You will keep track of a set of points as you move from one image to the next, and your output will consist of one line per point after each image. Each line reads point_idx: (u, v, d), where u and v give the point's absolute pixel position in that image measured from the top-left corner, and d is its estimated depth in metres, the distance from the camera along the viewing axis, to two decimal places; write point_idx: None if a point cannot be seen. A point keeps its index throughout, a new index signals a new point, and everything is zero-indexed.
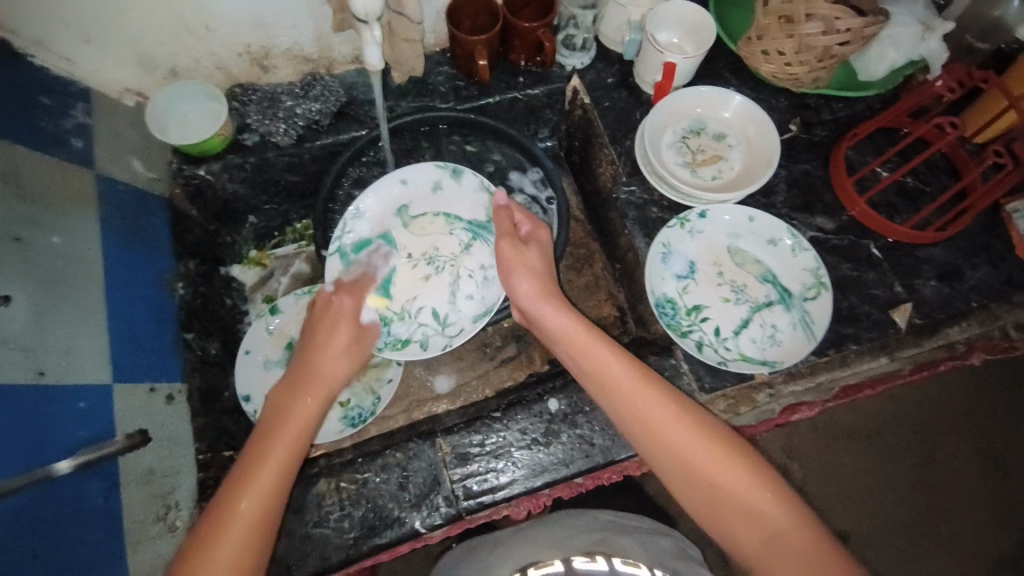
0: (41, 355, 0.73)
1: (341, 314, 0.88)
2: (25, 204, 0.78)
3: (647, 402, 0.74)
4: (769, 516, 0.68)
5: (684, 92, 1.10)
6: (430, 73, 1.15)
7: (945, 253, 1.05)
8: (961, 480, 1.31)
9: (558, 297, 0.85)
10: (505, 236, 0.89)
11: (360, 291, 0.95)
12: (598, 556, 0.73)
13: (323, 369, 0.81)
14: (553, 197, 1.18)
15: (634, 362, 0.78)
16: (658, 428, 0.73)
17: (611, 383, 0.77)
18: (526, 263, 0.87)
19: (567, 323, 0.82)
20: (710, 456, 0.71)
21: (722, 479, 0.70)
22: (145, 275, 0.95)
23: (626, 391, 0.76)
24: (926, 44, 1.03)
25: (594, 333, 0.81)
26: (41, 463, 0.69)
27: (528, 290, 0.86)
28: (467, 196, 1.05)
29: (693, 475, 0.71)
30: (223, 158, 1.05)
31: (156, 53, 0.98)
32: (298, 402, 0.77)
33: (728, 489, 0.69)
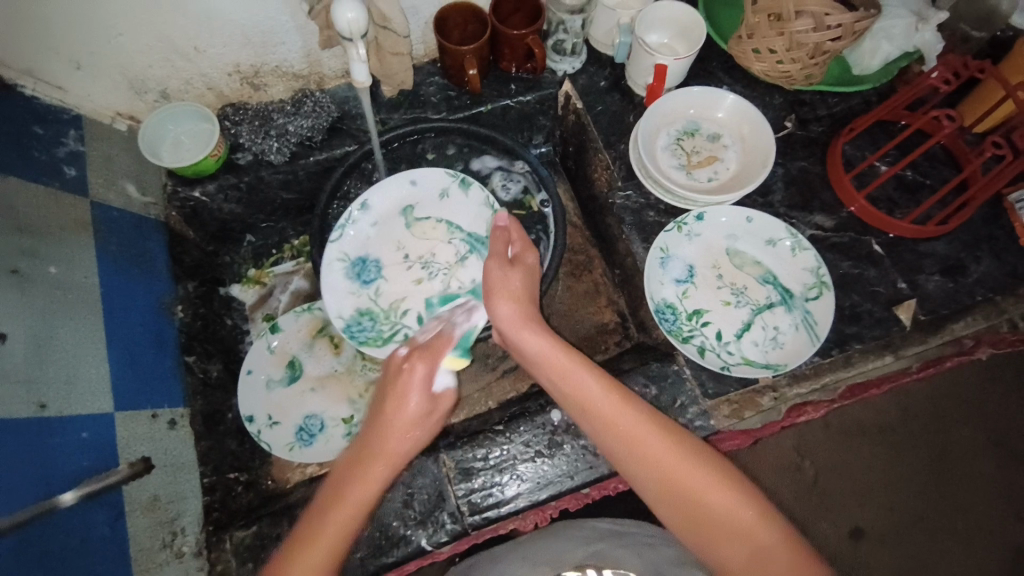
0: (42, 387, 0.73)
1: (415, 374, 0.73)
2: (22, 236, 0.79)
3: (629, 425, 0.71)
4: (756, 535, 0.66)
5: (676, 94, 1.09)
6: (421, 85, 1.15)
7: (947, 247, 1.03)
8: (976, 471, 1.29)
9: (541, 324, 0.80)
10: (493, 258, 0.85)
11: (433, 352, 0.77)
12: (587, 569, 0.77)
13: (406, 437, 0.70)
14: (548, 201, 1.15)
15: (617, 387, 0.74)
16: (644, 451, 0.70)
17: (593, 407, 0.73)
18: (509, 290, 0.83)
19: (546, 347, 0.78)
20: (696, 476, 0.69)
21: (708, 498, 0.68)
22: (145, 300, 0.95)
23: (610, 415, 0.73)
24: (920, 35, 1.01)
25: (576, 355, 0.77)
26: (44, 496, 0.69)
27: (509, 313, 0.81)
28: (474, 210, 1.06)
29: (679, 496, 0.69)
30: (217, 179, 1.05)
31: (146, 78, 0.98)
32: (377, 461, 0.68)
33: (714, 507, 0.68)
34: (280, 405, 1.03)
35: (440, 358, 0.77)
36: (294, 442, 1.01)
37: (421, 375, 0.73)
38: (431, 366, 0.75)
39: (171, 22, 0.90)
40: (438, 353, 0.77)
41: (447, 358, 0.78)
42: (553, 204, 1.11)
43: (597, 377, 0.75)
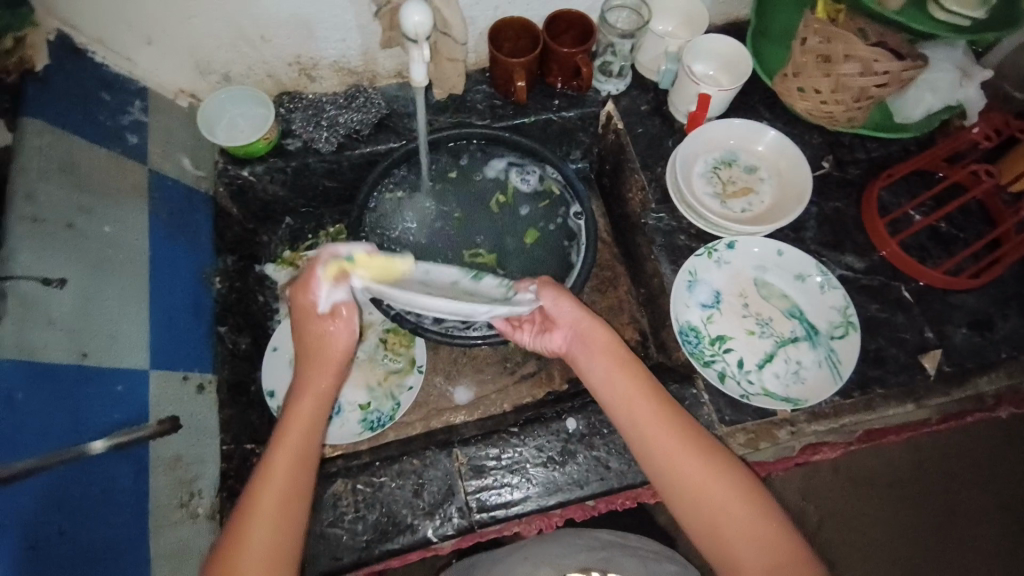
0: (85, 337, 0.76)
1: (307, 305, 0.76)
2: (81, 194, 0.83)
3: (657, 422, 0.74)
4: (772, 542, 0.68)
5: (718, 124, 1.11)
6: (469, 91, 1.19)
7: (976, 300, 1.03)
8: (983, 534, 1.26)
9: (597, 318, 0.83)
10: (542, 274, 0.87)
11: (308, 282, 0.74)
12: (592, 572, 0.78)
13: (307, 397, 0.74)
14: (582, 214, 1.15)
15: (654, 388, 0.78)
16: (666, 447, 0.73)
17: (626, 399, 0.77)
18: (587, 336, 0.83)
19: (594, 339, 0.82)
20: (712, 476, 0.71)
21: (721, 497, 0.70)
22: (187, 268, 0.98)
23: (641, 408, 0.76)
24: (964, 90, 1.03)
25: (620, 350, 0.80)
26: (76, 442, 0.71)
27: (572, 314, 0.83)
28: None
29: (697, 493, 0.71)
30: (266, 161, 1.09)
31: (211, 59, 1.03)
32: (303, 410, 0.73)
33: (727, 509, 0.70)
34: None
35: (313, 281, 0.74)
36: None
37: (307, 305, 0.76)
38: (315, 290, 0.74)
39: (243, 9, 0.95)
40: (312, 277, 0.74)
41: (322, 275, 0.74)
42: (586, 213, 1.13)
43: (630, 375, 0.78)
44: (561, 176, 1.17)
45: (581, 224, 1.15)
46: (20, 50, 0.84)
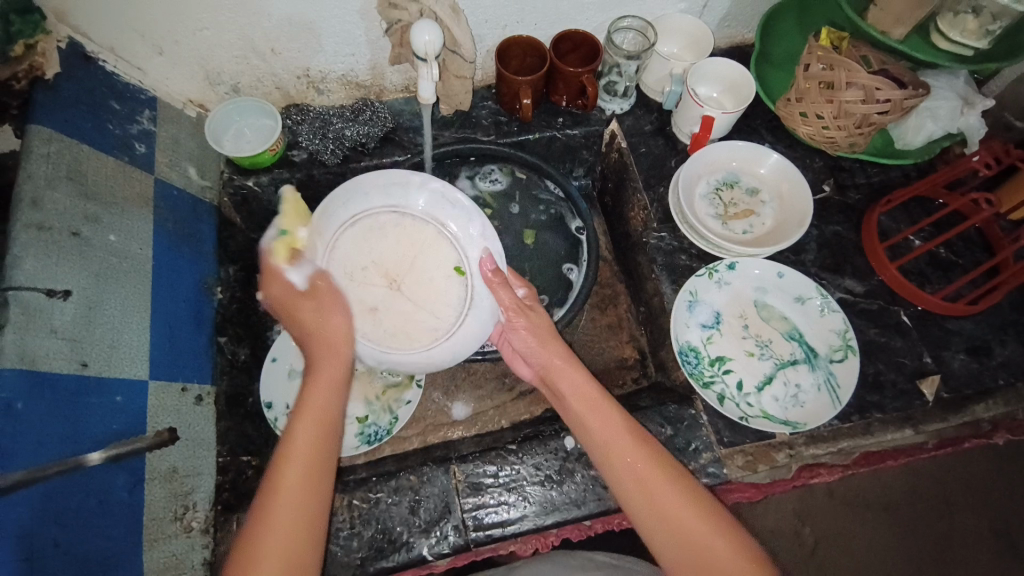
0: (86, 347, 0.76)
1: (281, 288, 0.78)
2: (87, 202, 0.83)
3: (655, 477, 0.72)
4: None
5: (721, 146, 1.12)
6: (475, 107, 1.19)
7: (974, 327, 1.04)
8: (977, 561, 1.26)
9: (581, 364, 0.82)
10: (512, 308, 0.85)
11: (272, 270, 0.79)
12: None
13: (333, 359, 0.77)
14: (583, 228, 1.20)
15: (638, 432, 0.76)
16: (656, 496, 0.72)
17: (617, 455, 0.74)
18: (538, 328, 0.84)
19: (581, 389, 0.80)
20: (706, 530, 0.70)
21: (715, 555, 0.68)
22: (189, 278, 0.98)
23: (637, 463, 0.73)
24: (966, 118, 1.03)
25: (607, 402, 0.78)
26: (74, 453, 0.71)
27: (559, 362, 0.82)
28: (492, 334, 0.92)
29: (690, 551, 0.69)
30: (272, 172, 1.10)
31: (221, 71, 1.04)
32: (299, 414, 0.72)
33: (722, 566, 0.68)
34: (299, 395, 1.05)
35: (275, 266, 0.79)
36: None
37: (285, 287, 0.78)
38: (281, 272, 0.78)
39: (255, 22, 0.96)
40: (275, 266, 0.79)
41: (279, 259, 0.79)
42: (587, 228, 1.18)
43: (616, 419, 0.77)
44: (561, 191, 1.21)
45: (582, 236, 1.20)
46: (30, 57, 0.85)
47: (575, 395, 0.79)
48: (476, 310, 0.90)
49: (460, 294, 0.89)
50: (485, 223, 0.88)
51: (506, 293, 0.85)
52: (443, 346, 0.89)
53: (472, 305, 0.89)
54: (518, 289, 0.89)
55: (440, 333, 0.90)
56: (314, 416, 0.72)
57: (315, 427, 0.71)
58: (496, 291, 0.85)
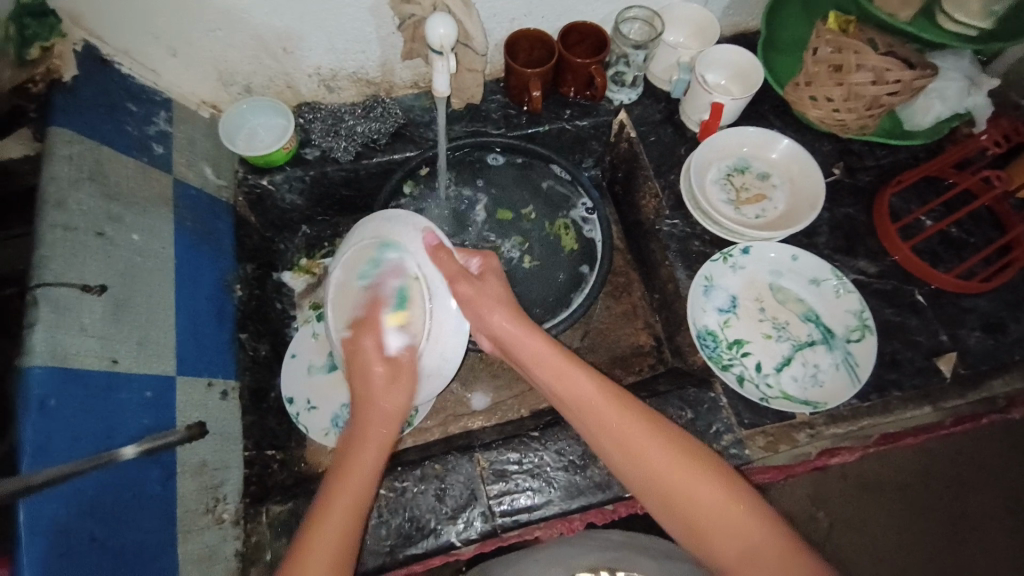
0: (115, 344, 0.77)
1: (369, 350, 0.78)
2: (110, 203, 0.84)
3: (624, 430, 0.73)
4: (747, 530, 0.66)
5: (732, 132, 1.13)
6: (484, 100, 1.20)
7: (988, 304, 1.04)
8: (995, 539, 1.26)
9: (540, 331, 0.81)
10: (459, 278, 0.80)
11: (372, 321, 0.79)
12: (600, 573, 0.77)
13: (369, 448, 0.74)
14: (593, 208, 1.20)
15: (607, 385, 0.76)
16: (629, 450, 0.72)
17: (585, 410, 0.75)
18: (488, 297, 0.80)
19: (570, 379, 0.77)
20: (690, 480, 0.69)
21: (722, 516, 0.67)
22: (210, 276, 0.99)
23: (614, 428, 0.73)
24: (972, 99, 1.06)
25: (573, 361, 0.78)
26: (108, 446, 0.72)
27: (509, 324, 0.80)
28: (467, 321, 0.83)
29: (671, 498, 0.69)
30: (285, 170, 1.11)
31: (235, 71, 1.05)
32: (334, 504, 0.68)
33: (706, 512, 0.68)
34: (319, 391, 1.06)
35: (383, 323, 0.79)
36: (329, 427, 1.04)
37: (372, 348, 0.78)
38: (377, 331, 0.79)
39: (268, 22, 0.97)
40: (376, 317, 0.79)
41: (387, 318, 0.79)
42: (597, 207, 1.18)
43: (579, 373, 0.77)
44: (570, 177, 1.21)
45: (594, 217, 1.20)
46: (46, 61, 0.85)
47: (541, 362, 0.79)
48: (440, 293, 0.81)
49: (418, 290, 0.80)
50: (412, 214, 0.85)
51: (452, 263, 0.81)
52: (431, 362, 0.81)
53: (436, 301, 0.80)
54: (471, 262, 0.84)
55: (421, 336, 0.80)
56: (351, 500, 0.69)
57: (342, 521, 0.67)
58: (438, 262, 0.81)
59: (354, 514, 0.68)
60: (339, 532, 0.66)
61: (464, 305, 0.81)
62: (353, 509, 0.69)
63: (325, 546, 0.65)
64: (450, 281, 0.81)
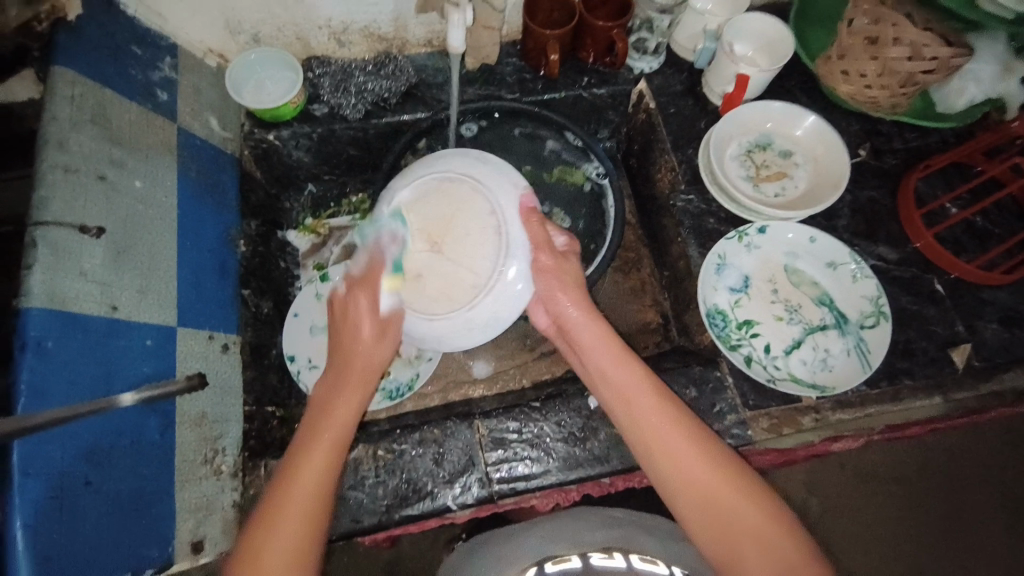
0: (115, 290, 0.76)
1: (362, 312, 0.74)
2: (112, 147, 0.82)
3: (676, 440, 0.71)
4: (786, 551, 0.66)
5: (755, 105, 1.09)
6: (500, 63, 1.16)
7: (1008, 297, 1.01)
8: (989, 534, 1.26)
9: (602, 319, 0.79)
10: (542, 248, 0.75)
11: (370, 281, 0.73)
12: (614, 553, 0.75)
13: (340, 400, 0.73)
14: (605, 173, 1.16)
15: (660, 389, 0.74)
16: (682, 460, 0.70)
17: (639, 412, 0.73)
18: (564, 272, 0.78)
19: (616, 367, 0.76)
20: (733, 496, 0.69)
21: (748, 524, 0.67)
22: (213, 229, 0.97)
23: (667, 435, 0.71)
24: (1006, 85, 0.99)
25: (633, 359, 0.76)
26: (108, 391, 0.72)
27: (575, 313, 0.78)
28: (525, 296, 0.75)
29: (716, 516, 0.68)
30: (292, 126, 1.08)
31: (243, 19, 1.02)
32: (317, 443, 0.70)
33: (749, 531, 0.67)
34: (321, 351, 1.06)
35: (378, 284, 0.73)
36: None
37: (366, 310, 0.74)
38: (370, 294, 0.73)
39: None
40: (375, 279, 0.73)
41: (384, 281, 0.73)
42: (608, 172, 1.14)
43: (636, 374, 0.75)
44: (581, 145, 1.17)
45: (604, 182, 1.16)
46: None
47: (601, 358, 0.77)
48: (517, 259, 0.73)
49: (485, 268, 0.73)
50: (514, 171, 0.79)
51: (541, 232, 0.76)
52: (483, 316, 0.73)
53: (509, 257, 0.73)
54: (557, 237, 0.81)
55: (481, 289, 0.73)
56: (315, 475, 0.68)
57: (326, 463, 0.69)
58: (527, 228, 0.75)
59: (322, 489, 0.68)
60: (319, 478, 0.68)
61: (534, 271, 0.76)
62: (316, 491, 0.67)
63: (286, 522, 0.65)
64: (532, 249, 0.75)
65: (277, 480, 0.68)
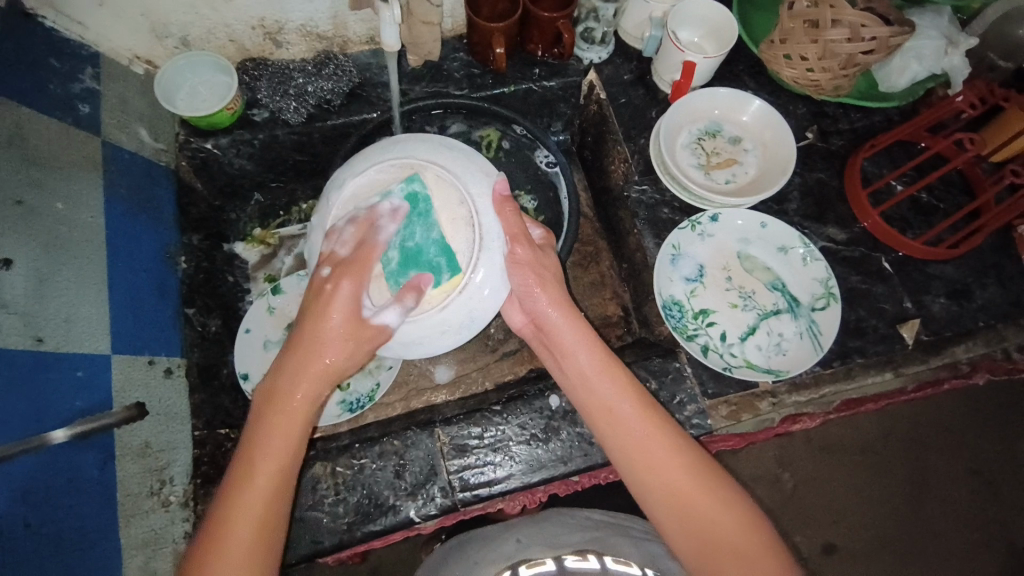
0: (40, 321, 0.72)
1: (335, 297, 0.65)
2: (29, 167, 0.77)
3: (652, 445, 0.71)
4: (758, 556, 0.66)
5: (703, 93, 1.08)
6: (446, 58, 1.13)
7: (955, 271, 1.04)
8: (949, 495, 1.31)
9: (582, 318, 0.77)
10: (517, 241, 0.73)
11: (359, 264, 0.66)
12: (588, 555, 0.75)
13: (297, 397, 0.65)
14: (556, 162, 1.14)
15: (639, 393, 0.74)
16: (658, 465, 0.70)
17: (615, 416, 0.73)
18: (541, 266, 0.75)
19: (594, 370, 0.75)
20: (708, 501, 0.69)
21: (724, 530, 0.67)
22: (148, 248, 0.93)
23: (644, 441, 0.71)
24: (949, 59, 1.02)
25: (612, 362, 0.76)
26: (39, 429, 0.68)
27: (554, 314, 0.76)
28: (511, 280, 0.74)
29: (689, 521, 0.68)
30: (231, 133, 1.03)
31: (168, 22, 0.96)
32: (260, 461, 0.63)
33: (722, 535, 0.67)
34: None
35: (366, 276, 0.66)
36: None
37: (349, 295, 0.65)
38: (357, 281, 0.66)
39: None
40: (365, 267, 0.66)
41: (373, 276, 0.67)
42: (558, 161, 1.13)
43: (614, 378, 0.74)
44: (530, 134, 1.14)
45: (556, 171, 1.15)
46: None
47: (576, 364, 0.76)
48: (491, 254, 0.71)
49: (463, 261, 0.70)
50: (480, 157, 0.76)
51: (515, 222, 0.73)
52: (466, 314, 0.71)
53: (486, 251, 0.70)
54: (533, 230, 0.80)
55: (464, 282, 0.70)
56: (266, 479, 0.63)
57: (272, 479, 0.63)
58: (501, 218, 0.72)
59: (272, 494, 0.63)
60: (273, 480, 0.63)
61: (510, 265, 0.73)
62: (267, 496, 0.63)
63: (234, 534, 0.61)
64: (506, 240, 0.73)
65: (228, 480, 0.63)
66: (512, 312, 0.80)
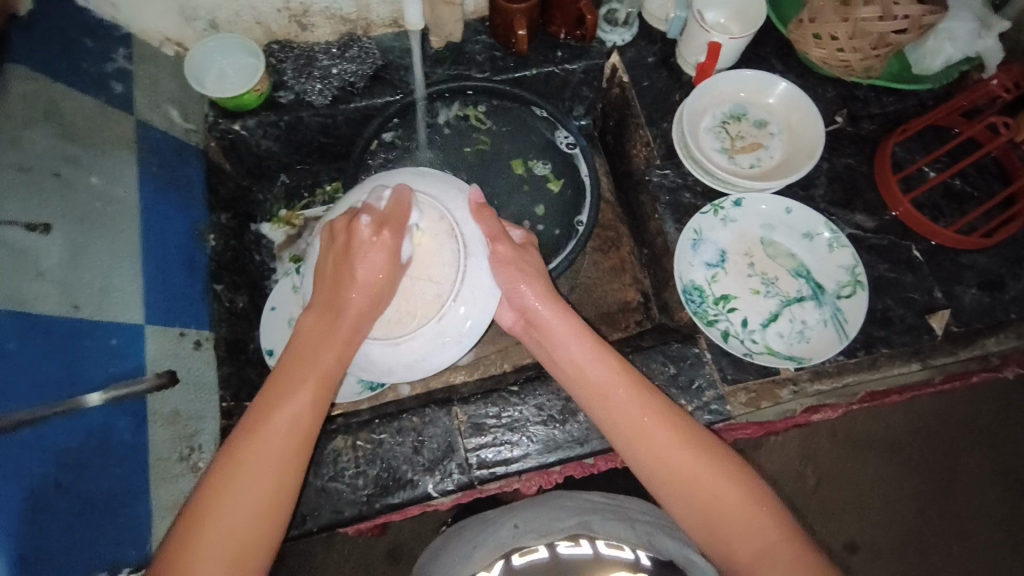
0: (76, 290, 0.75)
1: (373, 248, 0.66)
2: (65, 143, 0.80)
3: (653, 426, 0.71)
4: (767, 530, 0.66)
5: (728, 76, 1.06)
6: (468, 41, 1.13)
7: (988, 260, 1.00)
8: (976, 493, 1.27)
9: (570, 310, 0.78)
10: (499, 238, 0.74)
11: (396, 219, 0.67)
12: (581, 540, 0.78)
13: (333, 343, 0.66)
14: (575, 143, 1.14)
15: (635, 380, 0.74)
16: (662, 447, 0.70)
17: (615, 401, 0.73)
18: (525, 263, 0.75)
19: (590, 360, 0.75)
20: (715, 479, 0.69)
21: (729, 506, 0.68)
22: (179, 226, 0.95)
23: (645, 423, 0.71)
24: (983, 41, 1.00)
25: (606, 348, 0.76)
26: (72, 395, 0.71)
27: (544, 310, 0.76)
28: (497, 286, 0.73)
29: (697, 500, 0.68)
30: (258, 115, 1.05)
31: (197, 4, 0.98)
32: (297, 393, 0.65)
33: (732, 513, 0.67)
34: None
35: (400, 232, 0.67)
36: None
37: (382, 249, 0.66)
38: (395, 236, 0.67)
39: None
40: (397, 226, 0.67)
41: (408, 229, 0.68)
42: (578, 144, 1.12)
43: (609, 364, 0.75)
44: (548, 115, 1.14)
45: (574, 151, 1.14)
46: None
47: (571, 353, 0.76)
48: (477, 258, 0.71)
49: (448, 274, 0.69)
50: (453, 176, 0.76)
51: (494, 224, 0.74)
52: (460, 322, 0.70)
53: (472, 260, 0.70)
54: (514, 232, 0.80)
55: (450, 295, 0.69)
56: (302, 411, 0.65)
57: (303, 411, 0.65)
58: (480, 224, 0.73)
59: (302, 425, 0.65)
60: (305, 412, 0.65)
61: (494, 265, 0.73)
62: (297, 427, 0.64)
63: (267, 454, 0.63)
64: (488, 242, 0.73)
65: (260, 405, 0.65)
66: (503, 311, 0.80)
